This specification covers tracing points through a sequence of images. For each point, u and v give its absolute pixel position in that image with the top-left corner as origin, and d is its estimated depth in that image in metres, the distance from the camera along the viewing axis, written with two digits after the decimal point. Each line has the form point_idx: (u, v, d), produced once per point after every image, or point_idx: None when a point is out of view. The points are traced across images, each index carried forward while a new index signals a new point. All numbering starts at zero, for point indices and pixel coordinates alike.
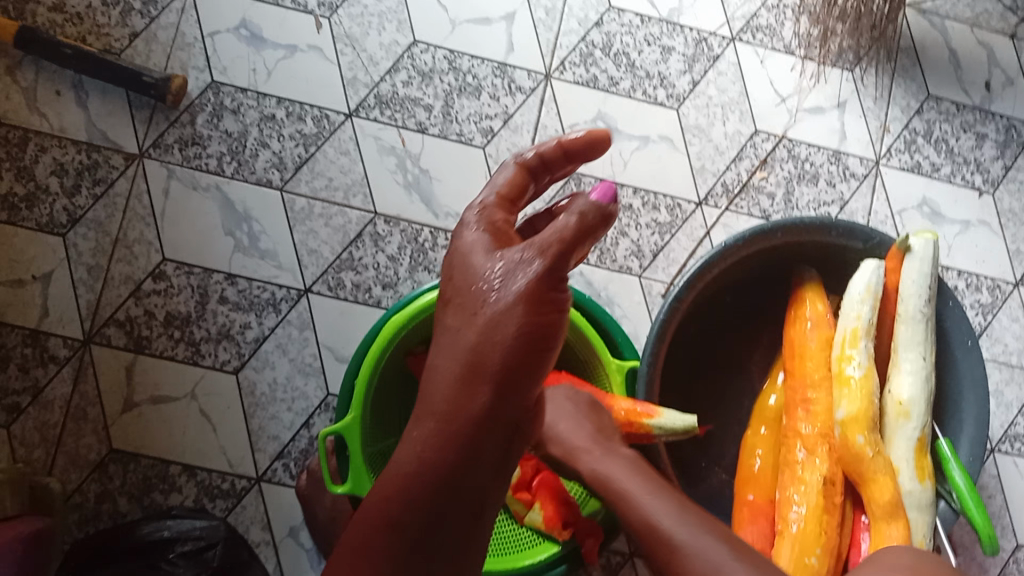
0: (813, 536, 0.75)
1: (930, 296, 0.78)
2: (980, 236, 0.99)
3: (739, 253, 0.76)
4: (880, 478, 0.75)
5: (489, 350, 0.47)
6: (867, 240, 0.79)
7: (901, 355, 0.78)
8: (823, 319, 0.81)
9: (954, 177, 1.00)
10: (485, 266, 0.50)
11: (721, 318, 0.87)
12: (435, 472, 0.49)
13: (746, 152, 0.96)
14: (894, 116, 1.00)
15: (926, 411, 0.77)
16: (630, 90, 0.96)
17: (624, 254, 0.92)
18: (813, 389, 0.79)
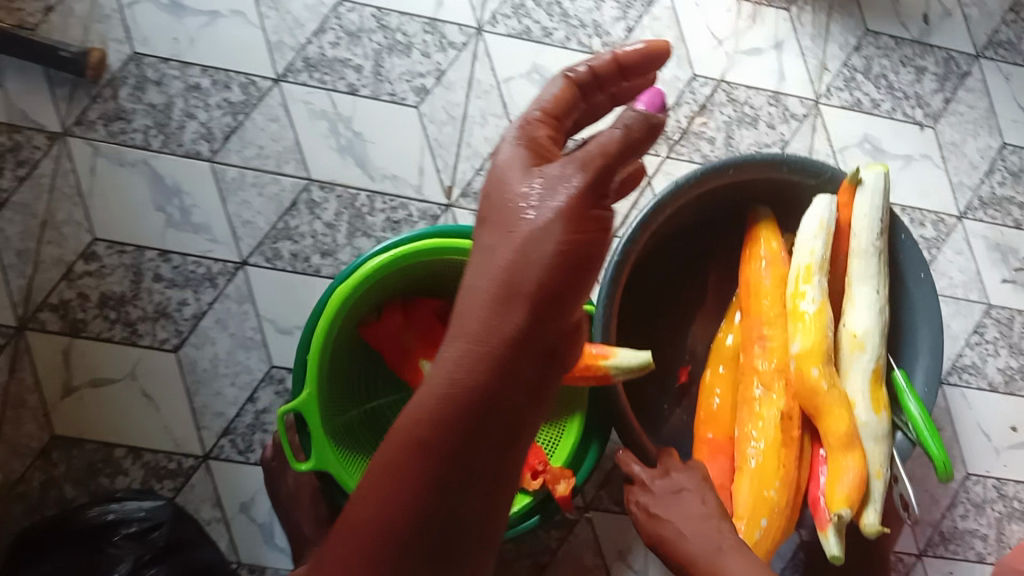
0: (772, 468, 0.76)
1: (882, 229, 0.79)
2: (923, 170, 0.99)
3: (691, 192, 0.76)
4: (835, 409, 0.75)
5: (525, 266, 0.47)
6: (819, 175, 0.80)
7: (855, 289, 0.79)
8: (777, 256, 0.81)
9: (894, 112, 0.99)
10: (524, 182, 0.50)
11: (672, 263, 0.87)
12: (469, 396, 0.47)
13: (685, 98, 0.95)
14: (833, 53, 0.99)
15: (880, 343, 0.78)
16: (565, 40, 0.94)
17: None
18: (770, 326, 0.79)
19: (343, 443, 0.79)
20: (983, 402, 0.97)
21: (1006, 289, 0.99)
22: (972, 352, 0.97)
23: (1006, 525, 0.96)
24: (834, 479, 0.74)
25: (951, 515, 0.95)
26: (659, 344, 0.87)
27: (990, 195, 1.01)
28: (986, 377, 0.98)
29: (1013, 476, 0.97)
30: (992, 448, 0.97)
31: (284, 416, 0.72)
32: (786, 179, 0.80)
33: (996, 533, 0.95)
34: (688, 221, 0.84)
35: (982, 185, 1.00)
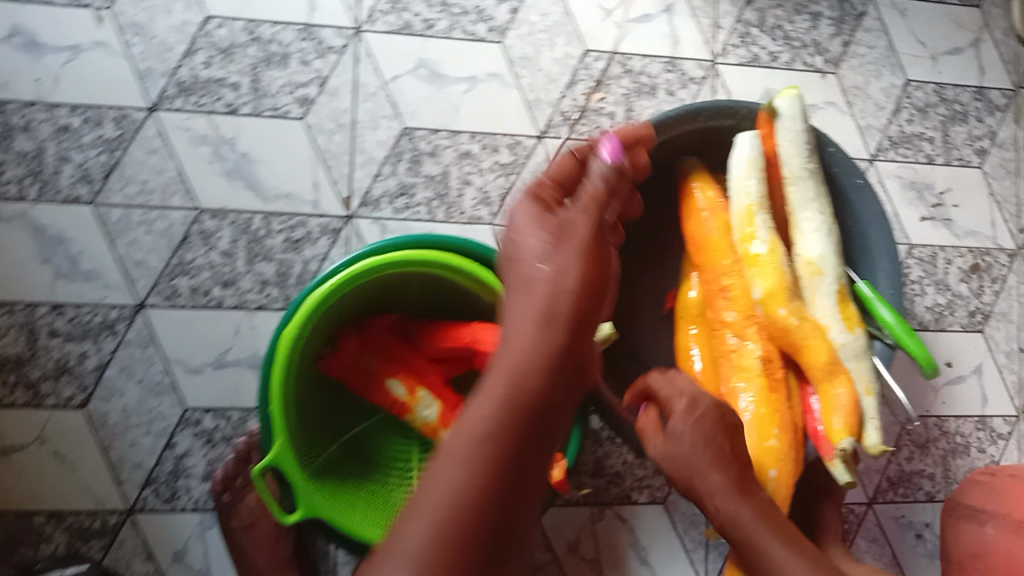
0: (767, 415, 0.77)
1: (810, 151, 0.81)
2: (829, 117, 0.98)
3: None
4: (814, 341, 0.78)
5: (561, 285, 0.47)
6: (735, 114, 0.81)
7: (800, 216, 0.81)
8: (716, 205, 0.84)
9: (794, 63, 0.97)
10: (541, 226, 0.49)
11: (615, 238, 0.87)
12: (519, 413, 0.45)
13: (580, 75, 0.92)
14: (725, 10, 0.97)
15: (836, 263, 0.81)
16: (449, 30, 0.90)
17: (471, 204, 0.88)
18: (727, 275, 0.82)
19: (333, 482, 0.76)
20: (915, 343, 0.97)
21: (926, 226, 0.99)
22: None
23: (951, 460, 0.98)
24: (829, 414, 0.77)
25: (896, 459, 0.97)
26: (622, 315, 0.87)
27: (899, 134, 1.00)
28: (916, 317, 0.97)
29: (953, 411, 0.98)
30: (930, 387, 0.97)
31: (260, 474, 0.70)
32: (698, 126, 0.80)
33: (941, 469, 0.97)
34: None
35: (890, 125, 0.99)
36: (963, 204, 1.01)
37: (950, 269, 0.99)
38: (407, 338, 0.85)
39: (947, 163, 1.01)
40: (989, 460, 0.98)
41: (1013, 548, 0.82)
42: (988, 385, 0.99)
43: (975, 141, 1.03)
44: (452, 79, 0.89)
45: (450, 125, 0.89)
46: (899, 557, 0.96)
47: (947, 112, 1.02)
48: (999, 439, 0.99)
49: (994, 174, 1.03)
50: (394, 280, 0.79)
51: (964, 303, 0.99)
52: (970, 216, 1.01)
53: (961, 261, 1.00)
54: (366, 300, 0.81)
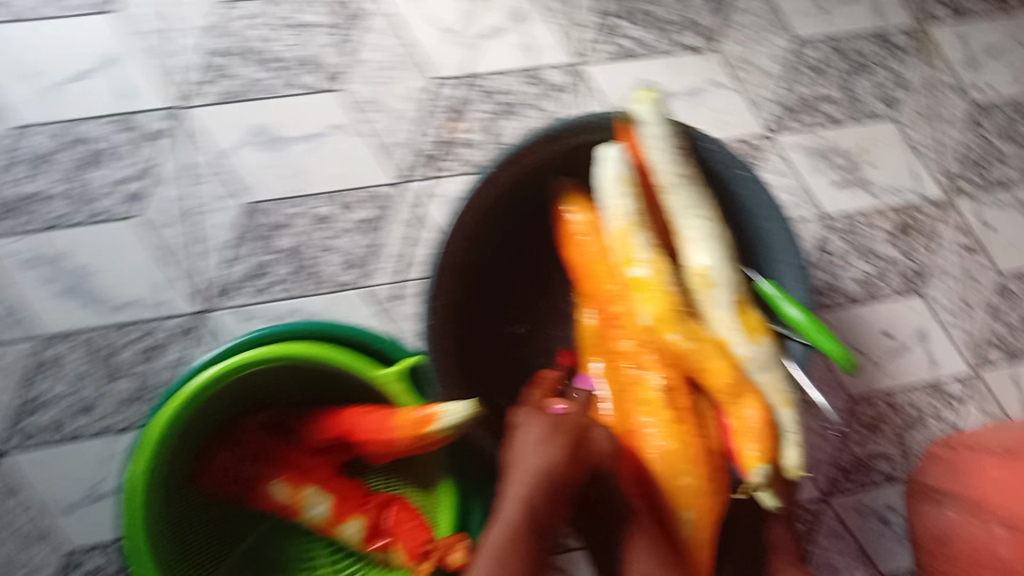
0: (676, 450, 0.72)
1: (679, 154, 0.73)
2: (718, 99, 0.90)
3: (472, 217, 0.72)
4: (712, 362, 0.72)
5: (544, 473, 0.65)
6: (593, 130, 0.75)
7: (682, 226, 0.74)
8: (593, 226, 0.78)
9: (667, 46, 0.90)
10: (534, 433, 0.68)
11: (510, 281, 0.82)
12: (531, 528, 0.63)
13: (432, 108, 0.85)
14: (583, 6, 0.89)
15: (728, 270, 0.73)
16: (278, 87, 0.83)
17: (337, 270, 0.82)
18: (614, 304, 0.77)
19: None
20: (849, 320, 0.90)
21: (840, 193, 0.91)
22: (822, 271, 0.90)
23: (906, 436, 0.90)
24: (741, 440, 0.71)
25: (847, 445, 0.89)
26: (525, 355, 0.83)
27: (798, 101, 0.92)
28: (844, 293, 0.90)
29: (900, 384, 0.90)
30: (871, 362, 0.90)
31: None
32: (563, 149, 0.76)
33: (896, 447, 0.90)
34: (495, 232, 0.77)
35: (785, 92, 0.91)
36: (879, 162, 0.93)
37: (875, 234, 0.91)
38: (288, 433, 0.78)
39: (855, 121, 0.93)
40: (948, 429, 0.91)
41: (973, 532, 0.76)
42: (937, 349, 0.91)
43: (880, 91, 0.94)
44: (292, 140, 0.83)
45: (300, 188, 0.82)
46: (866, 547, 0.89)
47: (847, 65, 0.94)
48: (955, 404, 0.91)
49: (910, 123, 0.94)
50: (253, 379, 0.72)
51: (896, 266, 0.91)
52: (887, 173, 0.93)
53: (885, 223, 0.92)
54: (230, 404, 0.74)
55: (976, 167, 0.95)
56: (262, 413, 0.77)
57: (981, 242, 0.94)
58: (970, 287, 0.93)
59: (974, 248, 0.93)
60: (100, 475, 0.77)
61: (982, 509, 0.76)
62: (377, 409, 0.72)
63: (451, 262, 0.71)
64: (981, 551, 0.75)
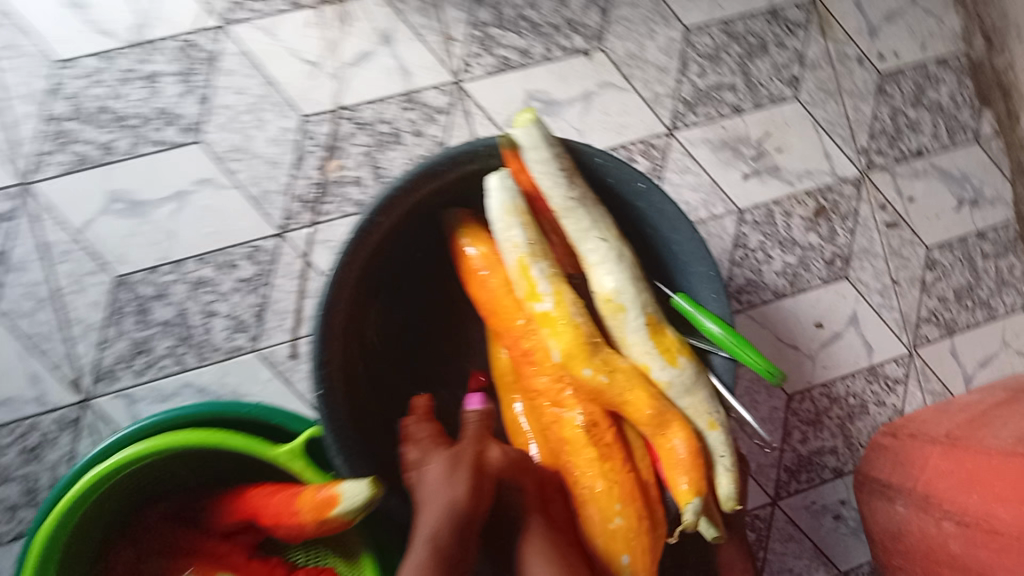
0: (606, 490, 0.67)
1: (568, 176, 0.69)
2: (609, 100, 0.85)
3: (353, 272, 0.65)
4: (633, 394, 0.68)
5: (456, 501, 0.59)
6: (476, 159, 0.68)
7: (584, 251, 0.70)
8: (492, 260, 0.72)
9: (551, 52, 0.84)
10: (435, 464, 0.62)
11: (407, 326, 0.76)
12: (445, 564, 0.57)
13: (306, 147, 0.79)
14: (453, 18, 0.82)
15: (636, 292, 0.69)
16: (131, 148, 0.77)
17: (224, 335, 0.75)
18: (524, 341, 0.71)
19: None
20: (777, 316, 0.86)
21: (752, 184, 0.87)
22: (742, 270, 0.85)
23: (849, 426, 0.87)
24: (672, 473, 0.67)
25: (790, 444, 0.86)
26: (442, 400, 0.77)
27: (695, 92, 0.87)
28: (768, 288, 0.86)
29: (837, 373, 0.87)
30: (804, 356, 0.86)
31: None
32: (447, 182, 0.69)
33: (841, 438, 0.87)
34: (386, 279, 0.71)
35: (681, 85, 0.87)
36: (787, 146, 0.89)
37: (792, 222, 0.87)
38: (192, 521, 0.72)
39: (758, 107, 0.88)
40: (891, 414, 0.87)
41: (925, 528, 0.72)
42: (869, 333, 0.88)
43: (782, 72, 0.90)
44: (154, 202, 0.76)
45: (170, 255, 0.76)
46: (825, 547, 0.86)
47: (743, 48, 0.89)
48: (895, 386, 0.88)
49: (813, 101, 0.90)
50: (144, 472, 0.67)
51: (818, 253, 0.88)
52: (798, 156, 0.89)
53: (802, 210, 0.88)
54: (123, 500, 0.68)
55: (888, 139, 0.92)
56: (164, 502, 0.72)
57: (902, 216, 0.90)
58: (898, 264, 0.89)
59: (896, 223, 0.90)
60: None
61: (933, 506, 0.71)
62: (281, 488, 0.66)
63: (339, 324, 0.65)
64: (934, 546, 0.70)
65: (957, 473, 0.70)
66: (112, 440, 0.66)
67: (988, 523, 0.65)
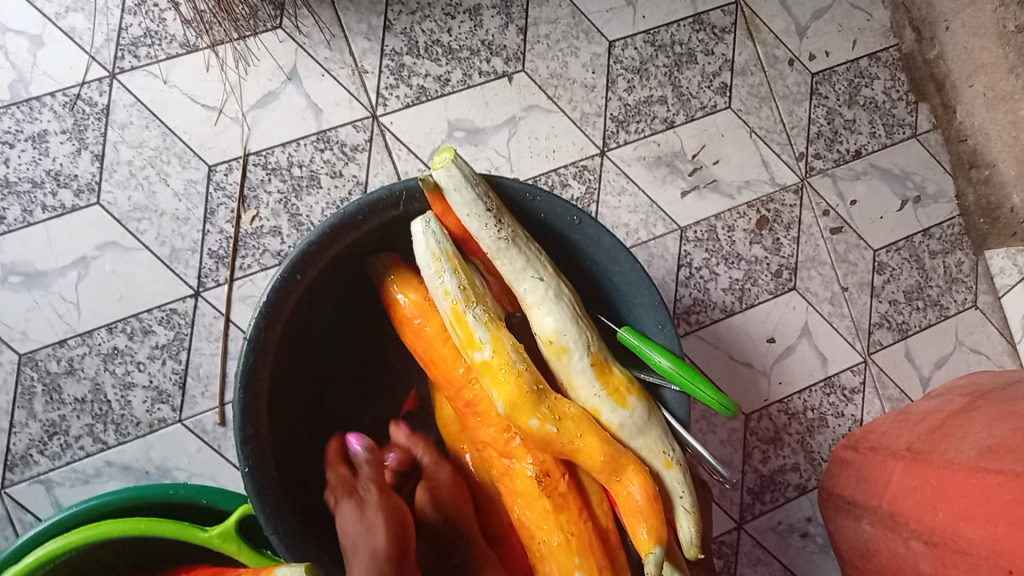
0: (563, 544, 0.63)
1: (496, 214, 0.64)
2: (536, 123, 0.81)
3: (274, 337, 0.59)
4: (583, 441, 0.63)
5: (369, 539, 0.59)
6: (398, 202, 0.63)
7: (521, 291, 0.66)
8: (424, 306, 0.67)
9: (470, 77, 0.80)
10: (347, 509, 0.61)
11: (337, 384, 0.70)
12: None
13: (215, 199, 0.73)
14: (363, 48, 0.78)
15: (580, 331, 0.64)
16: (24, 214, 0.71)
17: (144, 406, 0.70)
18: (466, 390, 0.67)
19: None
20: (727, 333, 0.83)
21: (690, 200, 0.84)
22: (688, 289, 0.83)
23: (810, 439, 0.84)
24: (632, 521, 0.63)
25: (751, 465, 0.83)
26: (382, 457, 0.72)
27: (624, 108, 0.83)
28: (716, 306, 0.83)
29: (793, 388, 0.84)
30: (759, 373, 0.84)
31: None
32: (369, 231, 0.64)
33: (802, 454, 0.84)
34: (311, 337, 0.66)
35: (610, 102, 0.83)
36: (723, 157, 0.85)
37: (734, 236, 0.85)
38: None
39: (691, 119, 0.85)
40: (851, 423, 0.85)
41: (894, 548, 0.69)
42: (821, 342, 0.86)
43: (712, 80, 0.86)
44: (54, 271, 0.70)
45: (76, 327, 0.70)
46: (792, 566, 0.83)
47: (670, 59, 0.85)
48: (852, 396, 0.85)
49: (747, 107, 0.87)
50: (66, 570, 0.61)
51: (763, 265, 0.85)
52: (737, 167, 0.86)
53: (745, 223, 0.85)
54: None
55: (827, 142, 0.89)
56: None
57: (846, 220, 0.88)
58: (845, 270, 0.87)
59: (841, 228, 0.88)
60: None
61: (900, 525, 0.68)
62: (217, 572, 0.61)
63: (262, 395, 0.59)
64: (905, 568, 0.67)
65: (916, 489, 0.67)
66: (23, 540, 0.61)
67: (956, 543, 0.61)
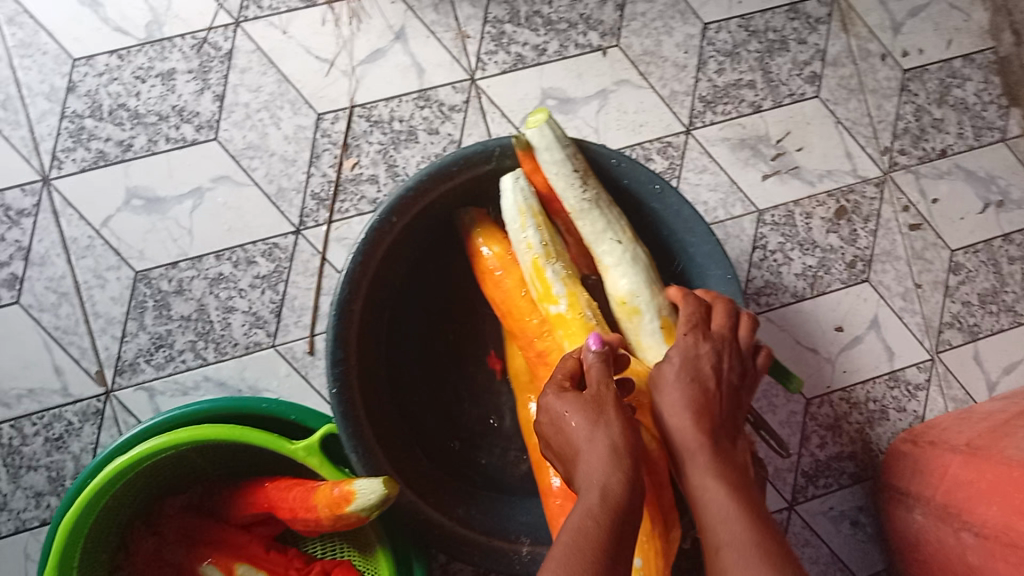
0: None
1: (583, 177, 0.68)
2: (625, 97, 0.84)
3: (369, 270, 0.64)
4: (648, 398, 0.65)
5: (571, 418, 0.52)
6: (491, 159, 0.68)
7: (599, 252, 0.69)
8: (506, 260, 0.72)
9: (566, 48, 0.83)
10: (577, 414, 0.52)
11: (418, 326, 0.75)
12: (618, 509, 0.46)
13: (322, 146, 0.78)
14: (467, 14, 0.82)
15: (653, 295, 0.68)
16: (149, 145, 0.77)
17: (242, 330, 0.75)
18: (539, 341, 0.70)
19: None
20: (797, 317, 0.84)
21: (771, 184, 0.85)
22: (762, 271, 0.84)
23: (869, 432, 0.85)
24: None
25: (808, 449, 0.84)
26: (452, 403, 0.75)
27: (713, 90, 0.86)
28: (788, 290, 0.84)
29: (857, 378, 0.85)
30: (824, 359, 0.85)
31: None
32: (462, 184, 0.68)
33: (860, 444, 0.85)
34: (397, 278, 0.70)
35: (699, 83, 0.85)
36: (807, 145, 0.87)
37: (812, 224, 0.86)
38: (209, 513, 0.73)
39: (778, 105, 0.87)
40: (913, 419, 0.85)
41: (944, 539, 0.69)
42: (890, 336, 0.86)
43: (803, 68, 0.88)
44: (173, 199, 0.77)
45: (187, 251, 0.76)
46: (841, 555, 0.84)
47: (762, 45, 0.88)
48: (917, 392, 0.85)
49: (835, 98, 0.88)
50: (161, 462, 0.67)
51: (839, 255, 0.86)
52: (820, 156, 0.87)
53: (823, 211, 0.86)
54: (148, 487, 0.70)
55: (914, 138, 0.89)
56: (191, 491, 0.73)
57: (926, 218, 0.88)
58: (920, 267, 0.87)
59: (919, 224, 0.88)
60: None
61: (951, 516, 0.69)
62: (300, 483, 0.67)
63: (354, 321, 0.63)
64: (956, 560, 0.68)
65: (972, 483, 0.66)
66: (131, 434, 0.66)
67: (1007, 537, 0.60)
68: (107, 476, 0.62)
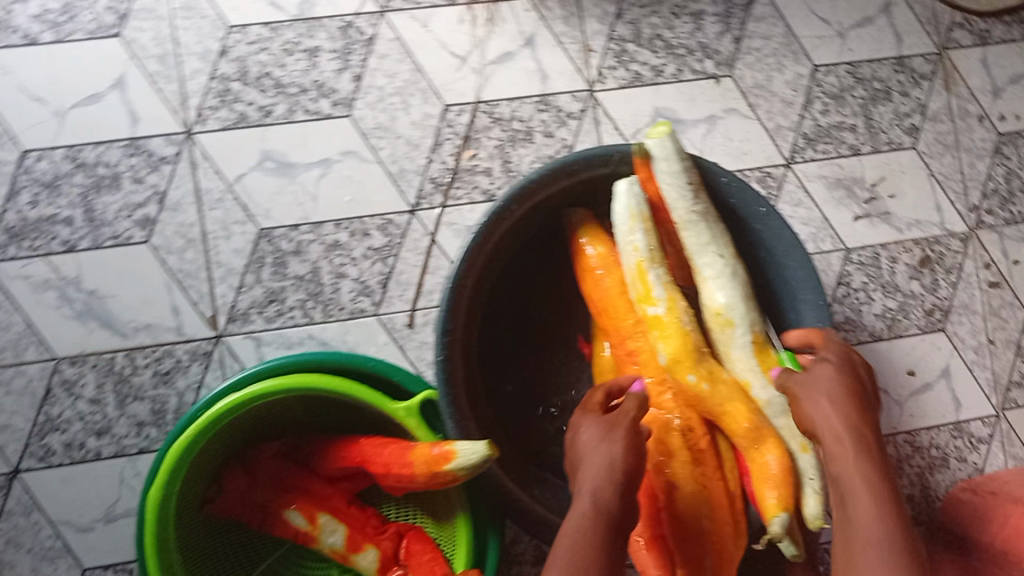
0: (695, 493, 0.69)
1: (694, 190, 0.71)
2: (732, 125, 0.88)
3: (486, 249, 0.66)
4: (732, 406, 0.69)
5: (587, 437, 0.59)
6: (609, 162, 0.71)
7: (700, 263, 0.72)
8: (609, 260, 0.75)
9: (682, 73, 0.88)
10: (591, 429, 0.60)
11: (513, 311, 0.78)
12: (606, 517, 0.54)
13: (445, 134, 0.83)
14: (594, 30, 0.87)
15: (747, 311, 0.71)
16: (288, 113, 0.82)
17: (350, 297, 0.79)
18: (632, 340, 0.74)
19: None
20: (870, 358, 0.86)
21: (861, 226, 0.89)
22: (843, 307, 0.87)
23: (929, 477, 0.86)
24: (763, 488, 0.68)
25: None
26: (536, 388, 0.79)
27: (815, 128, 0.90)
28: (866, 329, 0.87)
29: (922, 424, 0.86)
30: (892, 401, 0.86)
31: None
32: (581, 182, 0.71)
33: (919, 488, 0.85)
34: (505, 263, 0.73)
35: (803, 120, 0.89)
36: (900, 193, 0.90)
37: (896, 268, 0.89)
38: (299, 460, 0.76)
39: (876, 151, 0.91)
40: (974, 471, 0.86)
41: None
42: (959, 387, 0.88)
43: (903, 120, 0.92)
44: (303, 166, 0.82)
45: (309, 216, 0.81)
46: None
47: (866, 92, 0.92)
48: (978, 445, 0.87)
49: (931, 152, 0.91)
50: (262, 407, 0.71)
51: (919, 302, 0.89)
52: (910, 205, 0.90)
53: (908, 257, 0.89)
54: (249, 428, 0.74)
55: (1002, 200, 0.92)
56: (285, 437, 0.77)
57: (1006, 277, 0.91)
58: (996, 324, 0.90)
59: (999, 283, 0.90)
60: (114, 498, 0.76)
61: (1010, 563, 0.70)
62: (394, 441, 0.70)
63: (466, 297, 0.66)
64: None
65: None
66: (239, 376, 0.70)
67: None
68: (216, 412, 0.65)
